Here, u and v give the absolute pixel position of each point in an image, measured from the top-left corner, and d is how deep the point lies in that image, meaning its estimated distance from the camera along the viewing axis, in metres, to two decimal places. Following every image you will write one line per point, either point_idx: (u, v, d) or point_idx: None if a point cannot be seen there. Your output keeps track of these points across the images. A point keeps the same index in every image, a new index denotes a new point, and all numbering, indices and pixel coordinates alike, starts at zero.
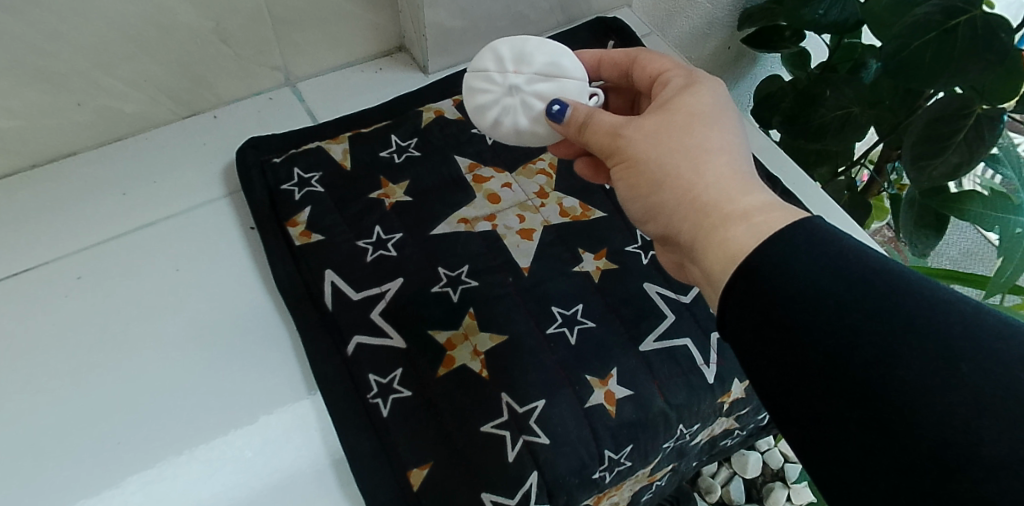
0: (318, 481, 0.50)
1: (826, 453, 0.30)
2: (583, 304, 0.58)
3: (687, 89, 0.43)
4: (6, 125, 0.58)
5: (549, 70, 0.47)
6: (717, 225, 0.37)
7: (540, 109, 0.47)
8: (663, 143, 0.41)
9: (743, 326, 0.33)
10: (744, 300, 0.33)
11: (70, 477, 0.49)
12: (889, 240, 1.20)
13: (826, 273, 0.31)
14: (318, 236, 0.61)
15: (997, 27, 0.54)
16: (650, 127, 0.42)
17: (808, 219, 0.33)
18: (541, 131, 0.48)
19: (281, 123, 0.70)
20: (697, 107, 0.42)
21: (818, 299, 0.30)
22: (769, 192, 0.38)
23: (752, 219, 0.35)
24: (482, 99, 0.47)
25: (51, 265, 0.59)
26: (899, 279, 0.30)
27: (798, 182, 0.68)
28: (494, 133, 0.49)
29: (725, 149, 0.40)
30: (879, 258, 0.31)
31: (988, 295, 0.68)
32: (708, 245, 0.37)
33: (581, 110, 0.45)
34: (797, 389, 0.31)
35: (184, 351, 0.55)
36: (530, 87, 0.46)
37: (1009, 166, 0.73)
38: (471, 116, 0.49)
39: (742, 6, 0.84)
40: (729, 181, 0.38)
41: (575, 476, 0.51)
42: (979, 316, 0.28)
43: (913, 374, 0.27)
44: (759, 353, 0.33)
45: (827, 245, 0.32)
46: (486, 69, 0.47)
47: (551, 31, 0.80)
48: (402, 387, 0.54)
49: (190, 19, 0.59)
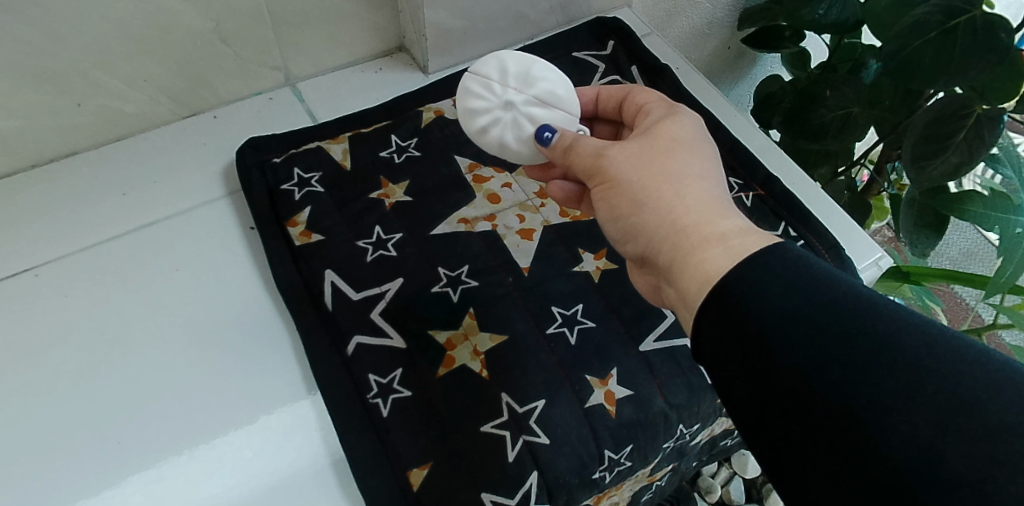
0: (318, 481, 0.50)
1: (797, 475, 0.30)
2: (583, 304, 0.58)
3: (670, 117, 0.44)
4: (6, 125, 0.58)
5: (547, 97, 0.47)
6: (695, 247, 0.36)
7: (528, 132, 0.47)
8: (645, 166, 0.41)
9: (718, 349, 0.33)
10: (718, 321, 0.33)
11: (70, 477, 0.49)
12: (889, 240, 1.20)
13: (798, 297, 0.31)
14: (318, 236, 0.61)
15: (997, 26, 0.54)
16: (632, 150, 0.42)
17: (781, 244, 0.34)
18: (524, 152, 0.48)
19: (280, 123, 0.70)
20: (680, 134, 0.42)
21: (790, 323, 0.30)
22: (744, 219, 0.38)
23: (729, 244, 0.35)
24: (475, 105, 0.47)
25: (51, 265, 0.59)
26: (869, 304, 0.30)
27: (798, 182, 0.68)
28: (479, 142, 0.49)
29: (704, 176, 0.40)
30: (849, 284, 0.32)
31: (987, 295, 0.67)
32: (684, 268, 0.37)
33: (568, 136, 0.45)
34: (769, 411, 0.31)
35: (184, 351, 0.55)
36: (525, 107, 0.46)
37: (1010, 166, 0.73)
38: (460, 118, 0.48)
39: (742, 6, 0.84)
40: (707, 207, 0.38)
41: (575, 476, 0.51)
42: (947, 343, 0.28)
43: (881, 394, 0.27)
44: (732, 373, 0.33)
45: (801, 270, 0.32)
46: (487, 77, 0.47)
47: (551, 31, 0.79)
48: (402, 387, 0.54)
49: (190, 18, 0.59)
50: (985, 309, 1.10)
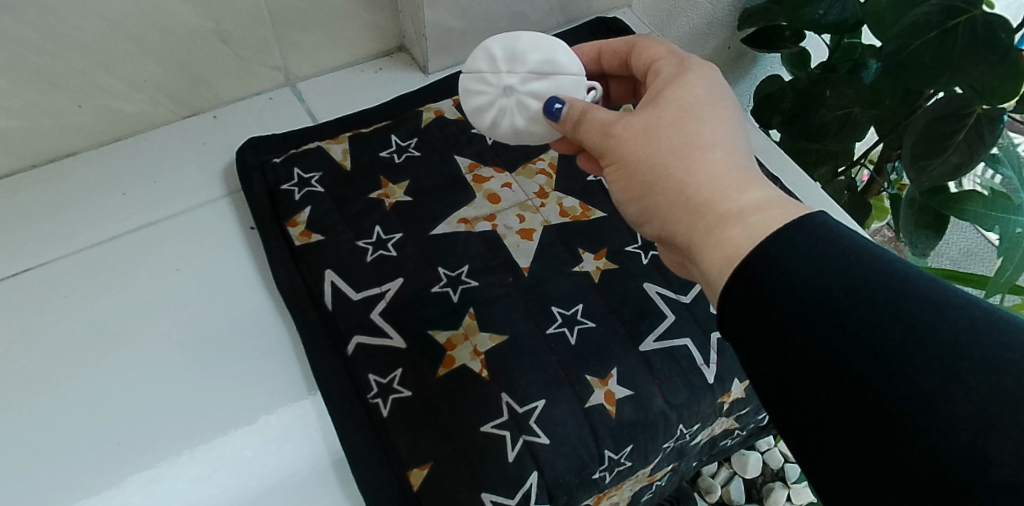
0: (319, 480, 0.50)
1: (824, 459, 0.30)
2: (583, 304, 0.58)
3: (680, 81, 0.43)
4: (5, 125, 0.58)
5: (543, 68, 0.46)
6: (712, 226, 0.36)
7: (536, 108, 0.47)
8: (656, 140, 0.40)
9: (742, 328, 0.33)
10: (741, 304, 0.33)
11: (71, 475, 0.49)
12: (889, 240, 1.20)
13: (821, 273, 0.31)
14: (318, 236, 0.61)
15: (997, 26, 0.54)
16: (641, 124, 0.42)
17: (807, 216, 0.33)
18: (539, 130, 0.48)
19: (280, 124, 0.70)
20: (689, 100, 0.42)
21: (814, 300, 0.30)
22: (766, 187, 0.37)
23: (748, 220, 0.35)
24: (478, 102, 0.48)
25: (48, 266, 0.59)
26: (899, 280, 0.30)
27: (798, 183, 0.68)
28: (493, 134, 0.50)
29: (719, 144, 0.39)
30: (880, 256, 0.31)
31: (988, 296, 0.68)
32: (705, 246, 0.37)
33: (577, 107, 0.45)
34: (796, 391, 0.31)
35: (185, 352, 0.55)
36: (524, 87, 0.46)
37: (1009, 165, 0.73)
38: (470, 118, 0.49)
39: (742, 6, 0.84)
40: (723, 180, 0.38)
41: (575, 476, 0.51)
42: (987, 324, 0.28)
43: (916, 384, 0.27)
44: (758, 359, 0.33)
45: (828, 243, 0.31)
46: (480, 71, 0.47)
47: (551, 31, 0.80)
48: (402, 387, 0.54)
49: (191, 18, 0.59)
50: None
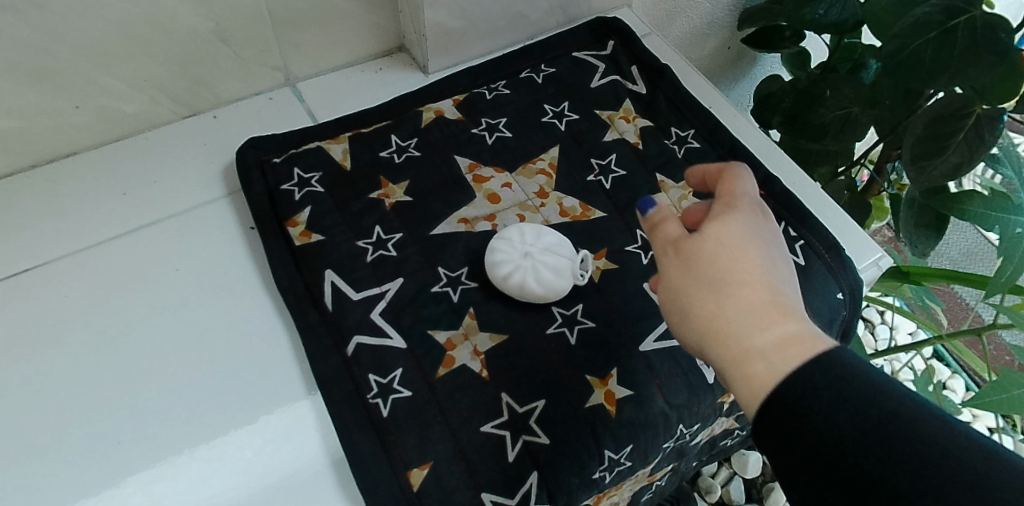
0: (318, 480, 0.50)
1: None
2: (583, 304, 0.58)
3: (718, 222, 0.39)
4: (5, 125, 0.58)
5: (554, 247, 0.58)
6: (737, 364, 0.35)
7: (546, 275, 0.56)
8: (688, 281, 0.39)
9: (768, 434, 0.34)
10: (767, 423, 0.33)
11: (72, 475, 0.49)
12: (888, 239, 1.20)
13: (844, 410, 0.31)
14: (318, 236, 0.61)
15: (997, 26, 0.54)
16: (675, 279, 0.40)
17: (828, 358, 0.33)
18: (542, 294, 0.56)
19: (281, 124, 0.70)
20: (728, 239, 0.38)
21: (833, 431, 0.31)
22: (802, 321, 0.35)
23: (770, 362, 0.34)
24: (499, 256, 0.57)
25: (48, 266, 0.59)
26: (916, 419, 0.29)
27: (798, 182, 0.68)
28: (505, 289, 0.57)
29: (762, 281, 0.37)
30: (900, 394, 0.31)
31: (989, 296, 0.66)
32: (733, 371, 0.36)
33: (666, 211, 0.43)
34: (814, 495, 0.32)
35: (185, 352, 0.55)
36: (540, 256, 0.57)
37: (1010, 165, 0.72)
38: (487, 272, 0.58)
39: (741, 6, 0.84)
40: (759, 312, 0.36)
41: (575, 476, 0.51)
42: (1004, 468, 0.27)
43: None
44: (781, 462, 0.33)
45: (846, 383, 0.32)
46: (508, 236, 0.58)
47: (551, 31, 0.80)
48: (402, 387, 0.53)
49: (191, 19, 0.59)
50: (984, 309, 1.13)
